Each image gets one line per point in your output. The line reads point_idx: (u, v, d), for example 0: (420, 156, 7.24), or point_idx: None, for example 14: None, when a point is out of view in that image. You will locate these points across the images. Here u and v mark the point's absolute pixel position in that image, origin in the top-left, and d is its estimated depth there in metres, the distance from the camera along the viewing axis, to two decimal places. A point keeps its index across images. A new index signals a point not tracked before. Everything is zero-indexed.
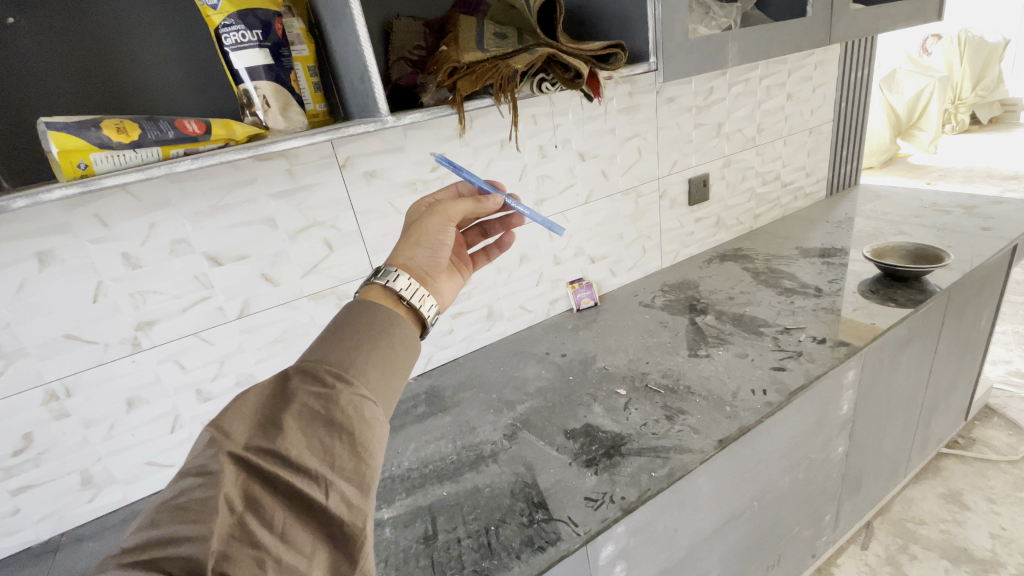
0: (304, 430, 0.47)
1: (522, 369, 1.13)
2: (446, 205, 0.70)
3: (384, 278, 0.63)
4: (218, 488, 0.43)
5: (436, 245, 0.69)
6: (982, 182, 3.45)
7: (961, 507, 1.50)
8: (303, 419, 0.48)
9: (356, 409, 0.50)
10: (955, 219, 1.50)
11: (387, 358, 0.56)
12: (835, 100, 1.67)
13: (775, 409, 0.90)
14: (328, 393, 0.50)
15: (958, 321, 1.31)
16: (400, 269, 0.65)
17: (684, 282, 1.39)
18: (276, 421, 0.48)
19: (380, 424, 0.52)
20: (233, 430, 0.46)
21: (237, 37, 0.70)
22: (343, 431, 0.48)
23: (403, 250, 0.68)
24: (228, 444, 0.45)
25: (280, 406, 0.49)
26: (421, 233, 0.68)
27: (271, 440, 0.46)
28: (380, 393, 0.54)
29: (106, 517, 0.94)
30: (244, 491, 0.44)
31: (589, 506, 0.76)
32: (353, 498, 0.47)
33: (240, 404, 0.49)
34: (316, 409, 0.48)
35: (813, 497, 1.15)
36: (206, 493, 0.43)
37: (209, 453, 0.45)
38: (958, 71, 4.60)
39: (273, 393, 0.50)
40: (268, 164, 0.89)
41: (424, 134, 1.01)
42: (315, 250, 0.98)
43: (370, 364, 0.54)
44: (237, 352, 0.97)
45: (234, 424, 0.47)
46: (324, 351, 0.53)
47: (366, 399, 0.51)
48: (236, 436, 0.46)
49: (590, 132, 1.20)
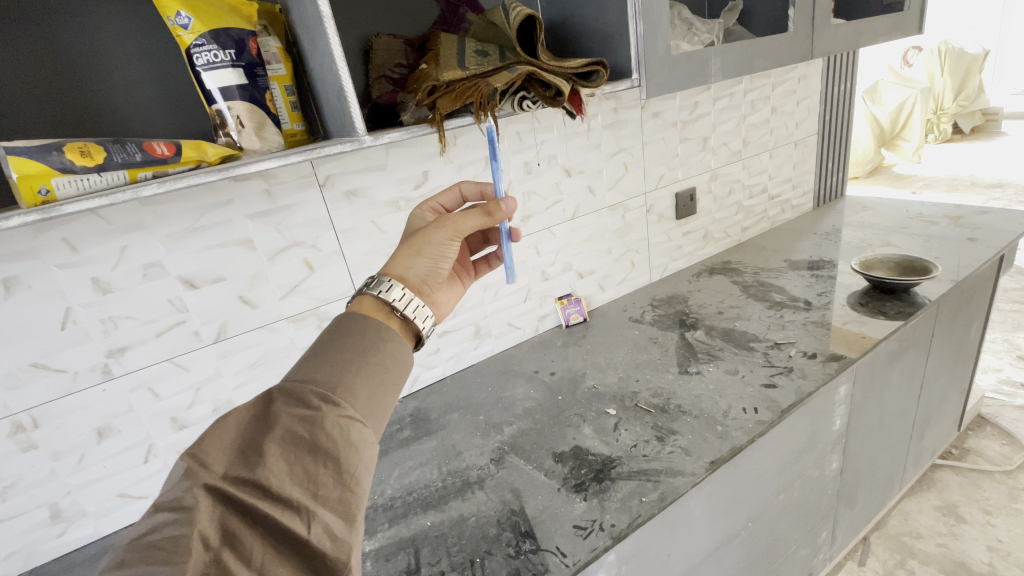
0: (286, 457, 0.45)
1: (510, 389, 1.10)
2: (454, 218, 0.67)
3: (376, 289, 0.59)
4: (193, 524, 0.40)
5: (437, 258, 0.67)
6: (966, 191, 3.49)
7: (958, 520, 1.49)
8: (285, 445, 0.45)
9: (342, 432, 0.47)
10: (941, 229, 1.51)
11: (378, 374, 0.53)
12: (819, 113, 1.68)
13: (767, 428, 0.88)
14: (312, 416, 0.47)
15: (948, 332, 1.31)
16: (395, 278, 0.62)
17: (674, 296, 1.37)
18: (257, 448, 0.45)
19: (368, 447, 0.49)
20: (211, 460, 0.44)
21: (209, 57, 0.69)
22: (328, 457, 0.46)
23: (403, 259, 0.65)
24: (205, 475, 0.43)
25: (262, 431, 0.46)
26: (424, 243, 0.65)
27: (252, 469, 0.44)
28: (368, 414, 0.51)
29: (76, 553, 0.90)
30: (221, 525, 0.42)
31: (578, 535, 0.73)
32: (337, 529, 0.44)
33: (220, 430, 0.46)
34: (300, 434, 0.46)
35: (809, 514, 1.13)
36: (178, 531, 0.40)
37: (184, 486, 0.42)
38: (940, 81, 4.69)
39: (255, 417, 0.48)
40: (245, 185, 0.87)
41: (406, 152, 1.00)
42: (295, 271, 0.96)
43: (358, 383, 0.51)
44: (214, 378, 0.94)
45: (213, 452, 0.45)
46: (310, 370, 0.51)
47: (354, 421, 0.48)
48: (214, 466, 0.44)
49: (575, 148, 1.19)
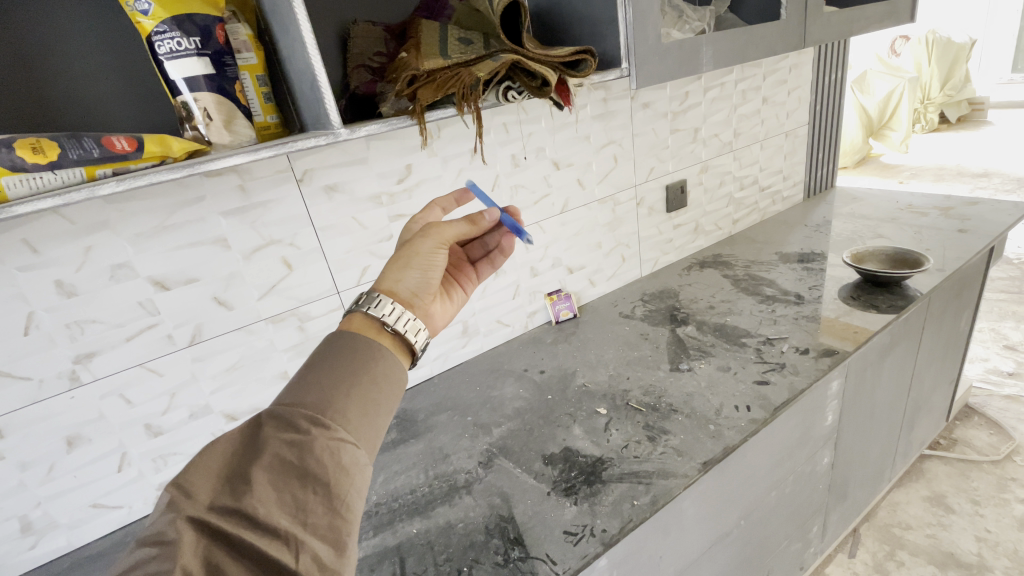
0: (275, 484, 0.42)
1: (499, 388, 1.08)
2: (438, 226, 0.63)
3: (366, 305, 0.56)
4: (177, 557, 0.37)
5: (427, 267, 0.63)
6: (953, 180, 3.51)
7: (946, 510, 1.50)
8: (273, 472, 0.43)
9: (334, 456, 0.44)
10: (932, 220, 1.50)
11: (370, 393, 0.50)
12: (810, 103, 1.66)
13: (759, 426, 0.86)
14: (302, 440, 0.44)
15: (939, 324, 1.30)
16: (385, 293, 0.59)
17: (665, 290, 1.35)
18: (244, 476, 0.42)
19: (361, 470, 0.46)
20: (196, 489, 0.41)
21: (171, 46, 0.64)
22: (318, 484, 0.43)
23: (392, 272, 0.61)
24: (188, 506, 0.40)
25: (248, 457, 0.44)
26: (412, 254, 0.62)
27: (238, 498, 0.41)
28: (362, 434, 0.48)
29: (49, 565, 0.86)
30: (205, 558, 0.38)
31: (568, 540, 0.71)
32: (328, 558, 0.42)
33: (205, 457, 0.44)
34: (288, 459, 0.43)
35: (801, 509, 1.12)
36: (158, 567, 0.36)
37: (166, 518, 0.39)
38: (927, 71, 4.71)
39: (244, 442, 0.45)
40: (217, 180, 0.83)
41: (387, 144, 0.96)
42: (273, 270, 0.92)
43: (350, 404, 0.48)
44: (190, 382, 0.90)
45: (198, 481, 0.42)
46: (299, 392, 0.48)
47: (346, 445, 0.46)
48: (199, 495, 0.41)
49: (564, 140, 1.16)
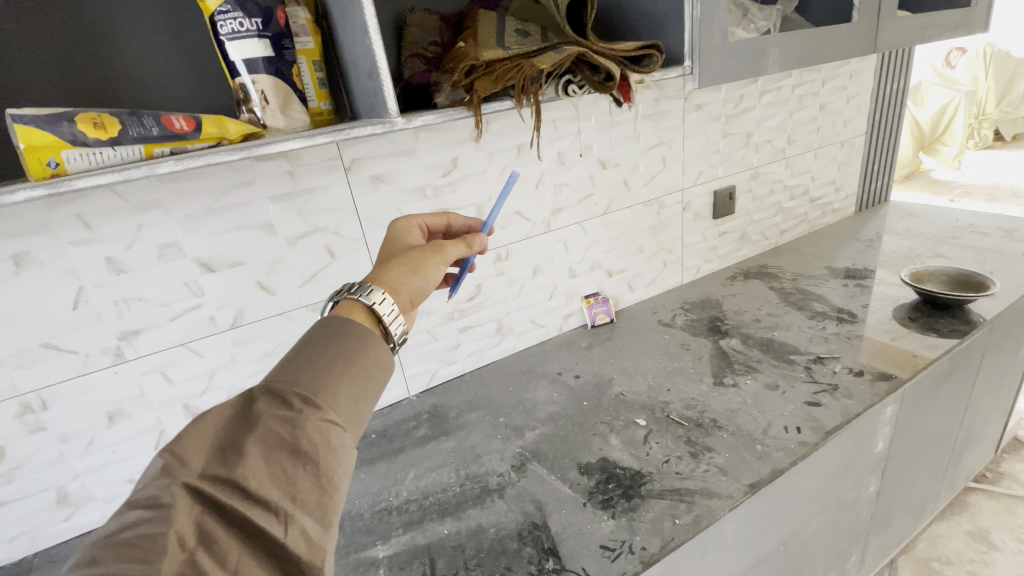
0: (266, 457, 0.41)
1: (533, 390, 1.06)
2: (447, 245, 0.64)
3: (367, 298, 0.55)
4: (170, 523, 0.37)
5: (427, 279, 0.63)
6: (1008, 201, 3.33)
7: (991, 547, 1.41)
8: (265, 445, 0.42)
9: (324, 436, 0.44)
10: (995, 241, 1.42)
11: (362, 380, 0.49)
12: (869, 113, 1.59)
13: (811, 450, 0.81)
14: (294, 417, 0.44)
15: (999, 352, 1.22)
16: (387, 291, 0.57)
17: (707, 299, 1.31)
18: (236, 447, 0.41)
19: (348, 452, 0.45)
20: (189, 456, 0.41)
21: (234, 26, 0.64)
22: (307, 461, 0.42)
23: (399, 274, 0.60)
24: (182, 472, 0.39)
25: (241, 429, 0.43)
26: (420, 262, 0.62)
27: (229, 467, 0.40)
28: (350, 419, 0.47)
29: (84, 537, 0.87)
30: (198, 524, 0.38)
31: (605, 556, 0.68)
32: (314, 533, 0.41)
33: (198, 427, 0.43)
34: (280, 434, 0.42)
35: (841, 537, 1.07)
36: (152, 529, 0.37)
37: (161, 484, 0.39)
38: (984, 85, 4.48)
39: (236, 415, 0.44)
40: (267, 165, 0.83)
41: (436, 136, 0.94)
42: (316, 258, 0.91)
43: (341, 387, 0.47)
44: (228, 365, 0.90)
45: (192, 447, 0.41)
46: (292, 371, 0.47)
47: (335, 426, 0.45)
48: (191, 463, 0.40)
49: (613, 139, 1.12)
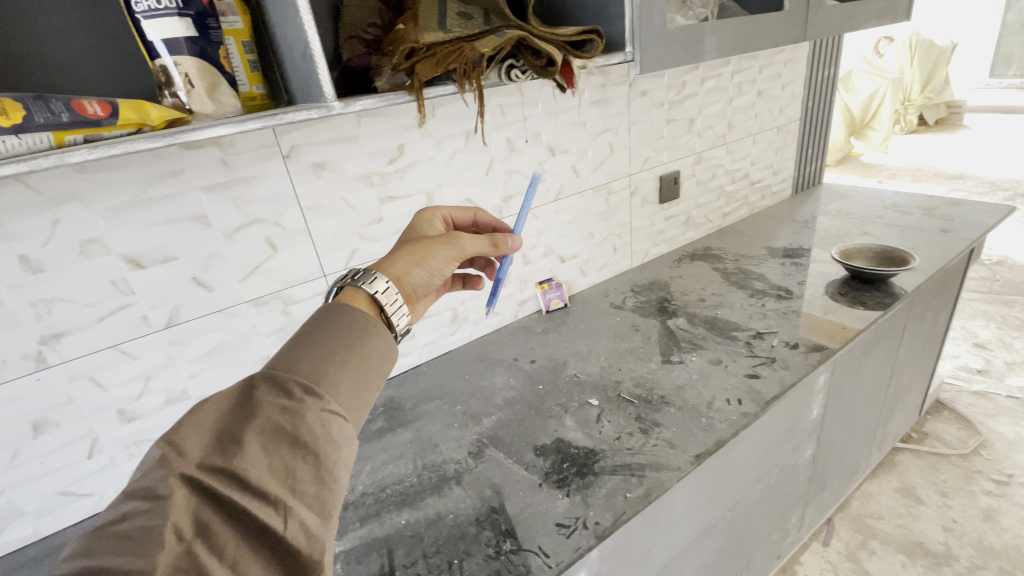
0: (266, 448, 0.41)
1: (489, 377, 1.06)
2: (461, 238, 0.65)
3: (371, 286, 0.55)
4: (166, 515, 0.36)
5: (434, 270, 0.64)
6: (929, 182, 3.59)
7: (916, 501, 1.54)
8: (264, 436, 0.41)
9: (324, 427, 0.43)
10: (915, 219, 1.52)
11: (364, 369, 0.48)
12: (802, 99, 1.67)
13: (751, 419, 0.86)
14: (295, 407, 0.42)
15: (919, 322, 1.33)
16: (390, 278, 0.58)
17: (656, 281, 1.35)
18: (236, 437, 0.41)
19: (349, 444, 0.44)
20: (189, 447, 0.40)
21: (150, 3, 0.59)
22: (308, 453, 0.41)
23: (405, 262, 0.61)
24: (181, 462, 0.39)
25: (240, 419, 0.42)
26: (429, 252, 0.63)
27: (228, 458, 0.39)
28: (351, 408, 0.46)
29: (11, 556, 0.81)
30: (195, 516, 0.37)
31: (561, 533, 0.70)
32: (313, 526, 0.40)
33: (199, 415, 0.42)
34: (280, 425, 0.41)
35: (783, 500, 1.14)
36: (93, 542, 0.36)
37: (158, 475, 0.38)
38: (908, 73, 4.79)
39: (236, 403, 0.43)
40: (198, 153, 0.78)
41: (380, 123, 0.91)
42: (256, 251, 0.87)
43: (342, 376, 0.46)
44: (167, 367, 0.86)
45: (190, 438, 0.40)
46: (293, 359, 0.46)
47: (336, 417, 0.44)
48: (190, 453, 0.40)
49: (561, 125, 1.13)
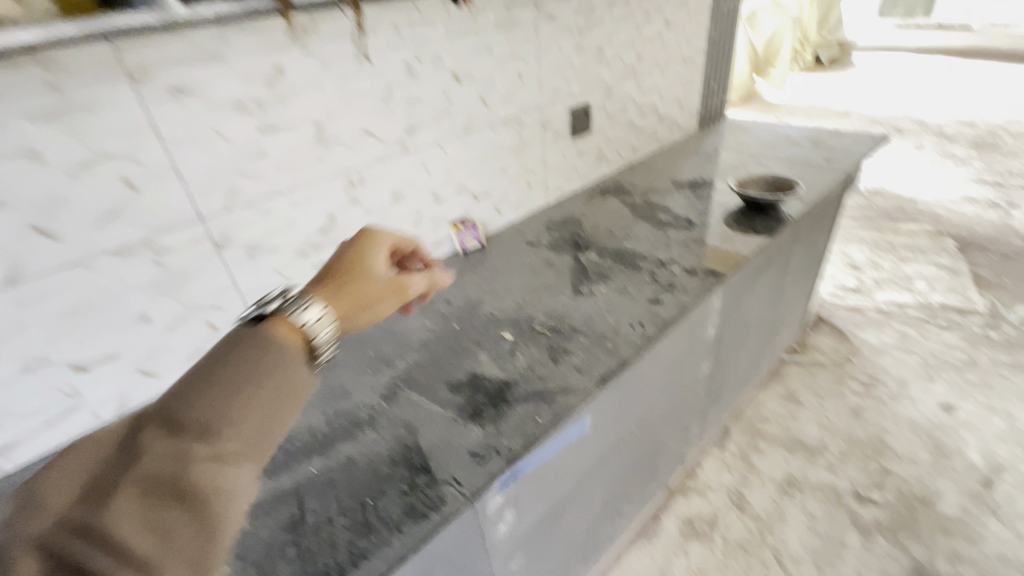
0: (137, 500, 0.36)
1: (402, 321, 1.03)
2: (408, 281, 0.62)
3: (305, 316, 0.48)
4: None
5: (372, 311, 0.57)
6: (820, 118, 3.86)
7: (798, 404, 1.74)
8: (137, 487, 0.36)
9: (209, 477, 0.38)
10: (804, 151, 1.63)
11: (269, 405, 0.42)
12: (707, 31, 1.69)
13: (652, 341, 0.91)
14: (179, 452, 0.38)
15: (802, 245, 1.45)
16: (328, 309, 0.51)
17: (569, 217, 1.36)
18: (106, 487, 0.36)
19: (241, 494, 0.39)
20: (51, 499, 0.35)
21: None
22: (186, 505, 0.36)
23: (347, 296, 0.55)
24: (37, 519, 0.34)
25: (118, 466, 0.37)
26: (373, 291, 0.58)
27: (90, 512, 0.35)
28: (252, 449, 0.41)
29: None
30: None
31: (474, 462, 0.71)
32: None
33: (74, 459, 0.38)
34: (159, 476, 0.37)
35: (684, 413, 1.24)
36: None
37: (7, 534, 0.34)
38: (806, 12, 5.01)
39: (118, 445, 0.39)
40: (15, 71, 0.64)
41: (250, 39, 0.80)
42: (112, 192, 0.76)
43: (242, 412, 0.41)
44: (17, 332, 0.74)
45: (58, 487, 0.36)
46: (187, 391, 0.41)
47: (226, 465, 0.39)
48: (53, 506, 0.35)
49: (464, 50, 1.06)
